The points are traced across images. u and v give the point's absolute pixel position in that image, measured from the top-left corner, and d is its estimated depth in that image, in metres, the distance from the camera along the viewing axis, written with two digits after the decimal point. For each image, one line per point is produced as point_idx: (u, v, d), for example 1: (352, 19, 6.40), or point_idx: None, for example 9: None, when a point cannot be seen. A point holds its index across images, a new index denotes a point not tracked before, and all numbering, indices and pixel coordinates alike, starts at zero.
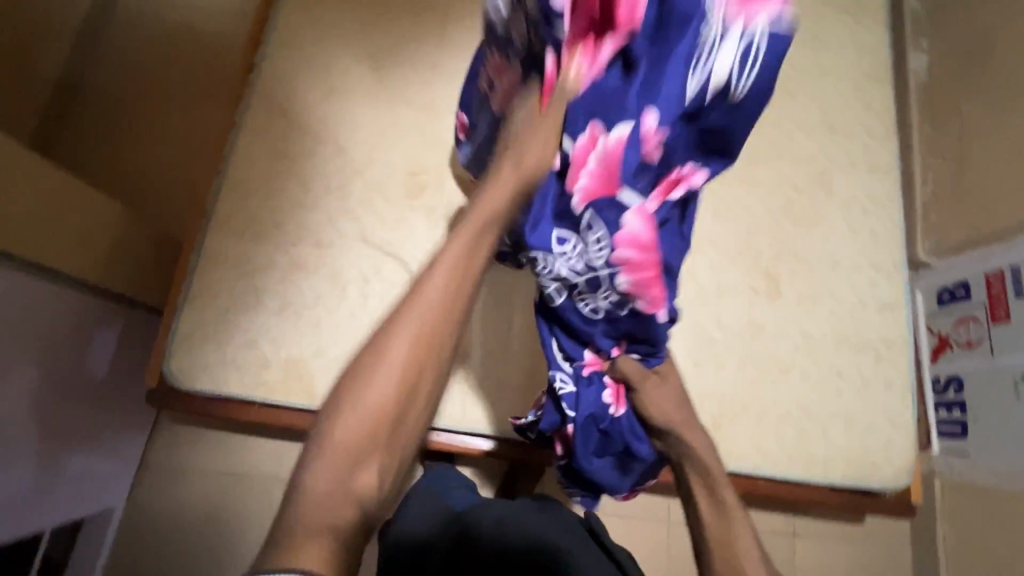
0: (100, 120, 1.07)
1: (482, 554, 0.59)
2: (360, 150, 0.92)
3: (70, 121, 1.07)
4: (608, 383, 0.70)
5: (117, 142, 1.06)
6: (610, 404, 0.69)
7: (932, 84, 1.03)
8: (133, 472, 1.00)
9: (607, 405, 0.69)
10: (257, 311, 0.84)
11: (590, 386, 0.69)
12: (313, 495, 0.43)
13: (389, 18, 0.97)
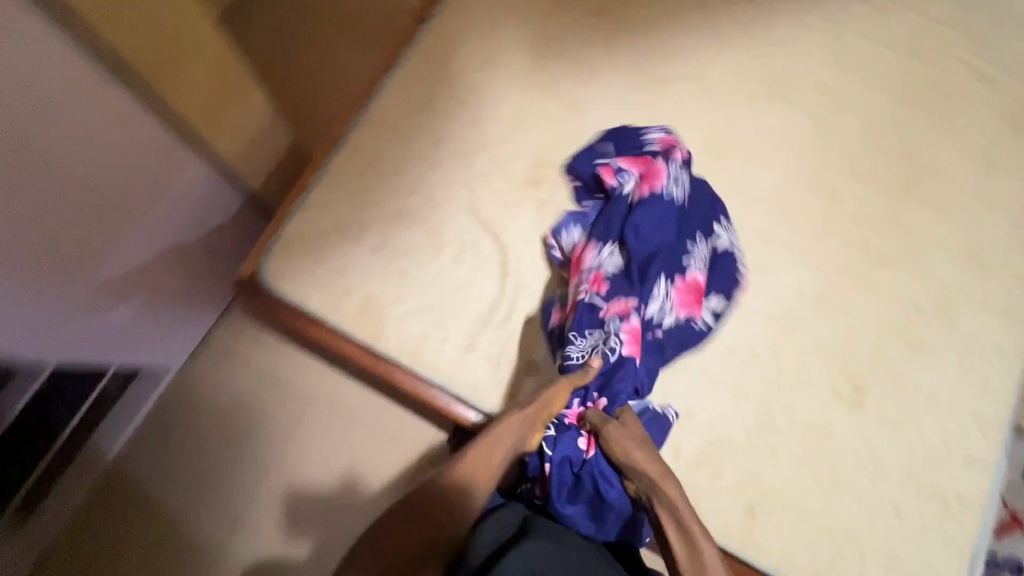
0: (278, 24, 1.15)
1: None
2: (496, 126, 0.93)
3: (255, 18, 1.16)
4: (584, 433, 0.70)
5: (286, 48, 1.13)
6: (585, 450, 0.69)
7: None
8: (195, 343, 1.08)
9: (581, 450, 0.69)
10: (354, 240, 0.87)
11: (567, 432, 0.70)
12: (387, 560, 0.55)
13: (566, 15, 0.99)
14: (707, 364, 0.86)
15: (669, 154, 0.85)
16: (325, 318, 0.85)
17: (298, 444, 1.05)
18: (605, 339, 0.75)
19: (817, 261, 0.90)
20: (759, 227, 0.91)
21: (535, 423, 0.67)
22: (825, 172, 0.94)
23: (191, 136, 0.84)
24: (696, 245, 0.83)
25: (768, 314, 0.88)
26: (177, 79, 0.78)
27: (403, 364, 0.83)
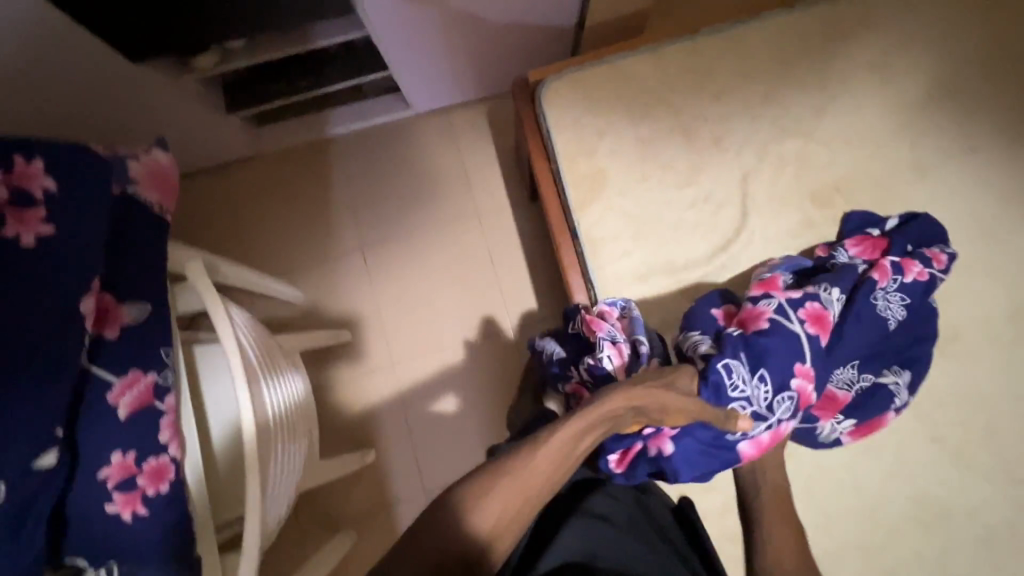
0: None
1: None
2: (830, 127, 0.84)
3: None
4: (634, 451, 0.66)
5: None
6: (621, 462, 0.66)
7: None
8: (442, 105, 1.18)
9: (620, 461, 0.66)
10: (630, 120, 0.86)
11: (626, 442, 0.65)
12: (469, 533, 0.49)
13: (997, 82, 0.83)
14: (816, 479, 0.76)
15: (906, 270, 0.74)
16: (556, 158, 0.87)
17: (445, 235, 1.15)
18: (761, 398, 0.66)
19: (1019, 499, 0.74)
20: (992, 418, 0.76)
21: (640, 415, 0.58)
22: None
23: None
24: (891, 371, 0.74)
25: (924, 499, 0.75)
26: None
27: (580, 243, 0.84)
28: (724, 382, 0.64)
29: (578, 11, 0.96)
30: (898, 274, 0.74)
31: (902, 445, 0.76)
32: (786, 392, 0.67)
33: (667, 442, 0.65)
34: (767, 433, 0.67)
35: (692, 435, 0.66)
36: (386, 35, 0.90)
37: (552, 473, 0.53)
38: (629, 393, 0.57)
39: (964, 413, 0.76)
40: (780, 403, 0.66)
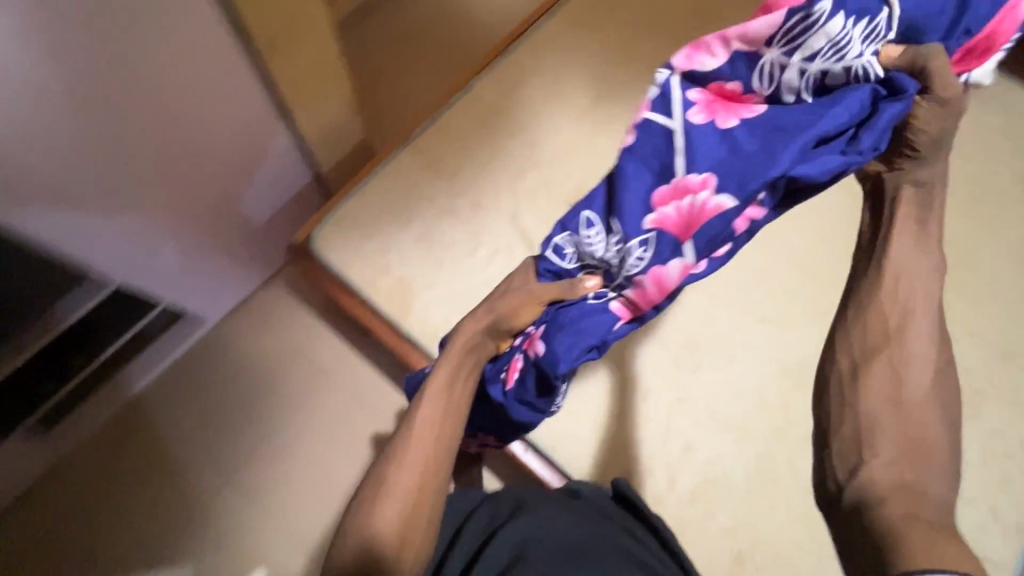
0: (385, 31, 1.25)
1: (545, 556, 0.51)
2: (549, 151, 1.02)
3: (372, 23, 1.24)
4: (513, 364, 0.66)
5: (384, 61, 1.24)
6: (503, 378, 0.67)
7: None
8: (236, 303, 1.15)
9: (501, 379, 0.67)
10: (401, 228, 0.96)
11: (506, 356, 0.68)
12: (380, 521, 0.53)
13: (629, 66, 1.09)
14: (710, 404, 0.86)
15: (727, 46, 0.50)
16: (360, 290, 0.92)
17: (309, 411, 1.09)
18: (624, 256, 0.54)
19: None
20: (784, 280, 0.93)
21: (498, 333, 0.67)
22: None
23: (282, 106, 0.89)
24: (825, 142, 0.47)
25: (787, 366, 0.88)
26: (284, 55, 0.80)
27: (423, 345, 0.89)
28: (562, 266, 0.64)
29: (310, 167, 1.05)
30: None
31: (747, 337, 0.89)
32: (637, 235, 0.53)
33: (541, 337, 0.62)
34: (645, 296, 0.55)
35: (563, 317, 0.60)
36: (135, 275, 0.89)
37: (440, 422, 0.58)
38: (474, 323, 0.67)
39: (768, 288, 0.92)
40: (636, 250, 0.53)
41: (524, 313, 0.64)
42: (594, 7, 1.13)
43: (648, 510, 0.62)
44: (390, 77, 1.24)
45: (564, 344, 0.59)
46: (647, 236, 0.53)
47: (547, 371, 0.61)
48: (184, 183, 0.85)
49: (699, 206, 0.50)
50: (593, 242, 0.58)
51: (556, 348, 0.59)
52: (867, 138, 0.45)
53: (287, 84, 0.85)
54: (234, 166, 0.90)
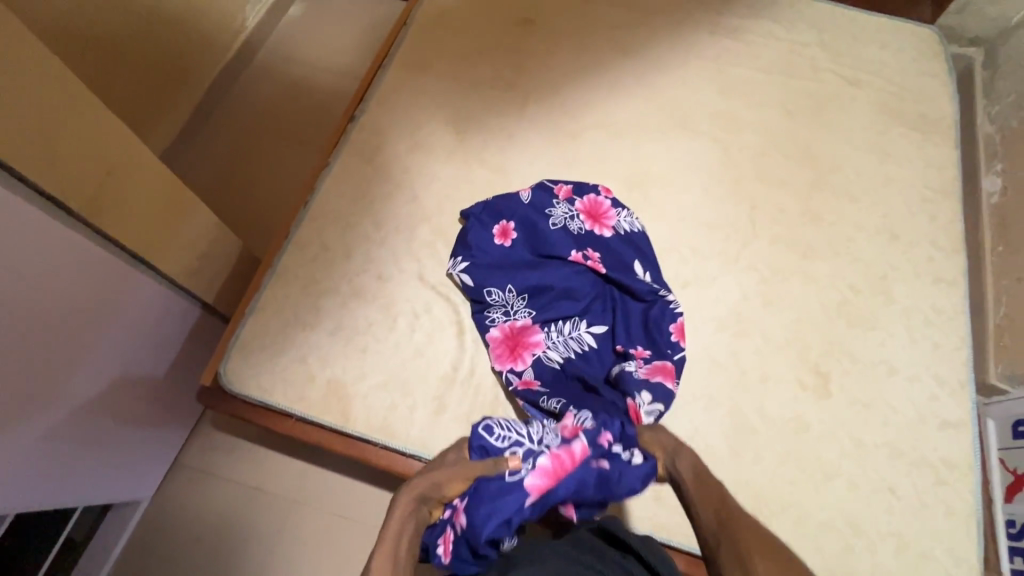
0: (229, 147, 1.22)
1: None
2: (431, 199, 1.00)
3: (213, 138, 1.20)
4: (444, 539, 0.65)
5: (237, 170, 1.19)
6: (442, 549, 0.65)
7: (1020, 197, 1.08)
8: (164, 469, 1.04)
9: (440, 549, 0.65)
10: (311, 329, 0.90)
11: (436, 528, 0.67)
12: None
13: (477, 92, 1.10)
14: None
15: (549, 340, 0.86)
16: (290, 409, 0.86)
17: (283, 551, 1.00)
18: (541, 441, 0.70)
19: (750, 264, 0.95)
20: (690, 243, 0.97)
21: (431, 501, 0.63)
22: (739, 181, 1.02)
23: (138, 259, 0.81)
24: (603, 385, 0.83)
25: (721, 320, 0.91)
26: (114, 210, 0.74)
27: (376, 440, 0.84)
28: (490, 443, 0.69)
29: (195, 303, 0.97)
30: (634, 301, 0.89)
31: None
32: (548, 432, 0.72)
33: (466, 509, 0.64)
34: (550, 474, 0.66)
35: (483, 493, 0.65)
36: (26, 494, 0.77)
37: None
38: (407, 487, 0.63)
39: (677, 255, 0.96)
40: (546, 438, 0.71)
41: (451, 489, 0.65)
42: (425, 48, 1.13)
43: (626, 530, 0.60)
44: (250, 185, 1.20)
45: (489, 510, 0.63)
46: (557, 429, 0.72)
47: (474, 537, 0.63)
48: (53, 379, 0.76)
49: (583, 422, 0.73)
50: (517, 426, 0.71)
51: (485, 514, 0.63)
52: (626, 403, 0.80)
53: (131, 239, 0.78)
54: (105, 338, 0.81)
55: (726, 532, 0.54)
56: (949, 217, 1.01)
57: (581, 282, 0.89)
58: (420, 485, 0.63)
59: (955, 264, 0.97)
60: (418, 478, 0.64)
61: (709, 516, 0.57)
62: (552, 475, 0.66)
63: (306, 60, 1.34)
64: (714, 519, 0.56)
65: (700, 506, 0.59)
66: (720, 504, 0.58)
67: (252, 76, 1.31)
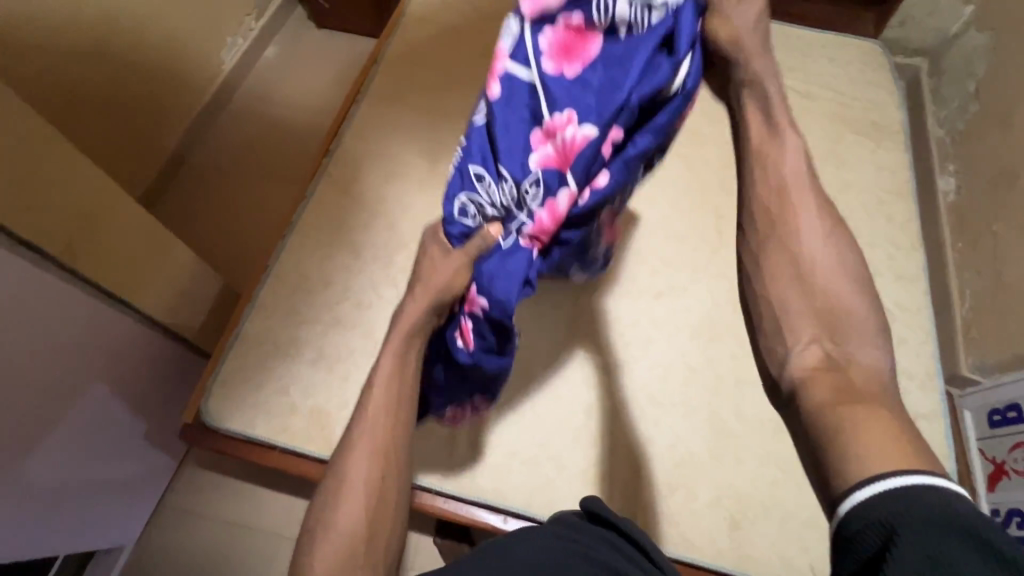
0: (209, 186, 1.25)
1: None
2: (408, 225, 1.03)
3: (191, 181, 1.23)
4: (462, 325, 0.62)
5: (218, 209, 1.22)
6: (459, 339, 0.63)
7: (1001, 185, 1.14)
8: (148, 512, 1.03)
9: (456, 339, 0.63)
10: (293, 360, 0.91)
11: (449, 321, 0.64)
12: (333, 533, 0.54)
13: (448, 121, 1.14)
14: (647, 392, 0.89)
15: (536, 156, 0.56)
16: (273, 441, 0.86)
17: None
18: (517, 194, 0.56)
19: (720, 272, 0.99)
20: (661, 254, 1.00)
21: (441, 309, 0.61)
22: (705, 193, 1.06)
23: (118, 300, 0.82)
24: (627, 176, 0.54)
25: (695, 327, 0.94)
26: (92, 254, 0.75)
27: None
28: (467, 226, 0.62)
29: (176, 341, 0.97)
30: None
31: (650, 316, 0.94)
32: (526, 175, 0.56)
33: (478, 292, 0.58)
34: (550, 216, 0.54)
35: (489, 266, 0.57)
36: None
37: (383, 422, 0.58)
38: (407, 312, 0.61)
39: (649, 266, 0.99)
40: (526, 190, 0.56)
41: (456, 279, 0.59)
42: (396, 82, 1.17)
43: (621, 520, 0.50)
44: (230, 222, 1.22)
45: (501, 276, 0.56)
46: (536, 173, 0.55)
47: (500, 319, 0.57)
48: (32, 426, 0.75)
49: (568, 140, 0.53)
50: (486, 195, 0.59)
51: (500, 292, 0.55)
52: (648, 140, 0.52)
53: (110, 279, 0.78)
54: (83, 381, 0.81)
55: (766, 248, 0.54)
56: (905, 216, 1.05)
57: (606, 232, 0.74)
58: (422, 301, 0.61)
59: (915, 260, 1.01)
60: (422, 291, 0.61)
61: (758, 243, 0.54)
62: (545, 226, 0.55)
63: (283, 99, 1.38)
64: (772, 240, 0.53)
65: (756, 232, 0.55)
66: (779, 234, 0.53)
67: (230, 117, 1.34)
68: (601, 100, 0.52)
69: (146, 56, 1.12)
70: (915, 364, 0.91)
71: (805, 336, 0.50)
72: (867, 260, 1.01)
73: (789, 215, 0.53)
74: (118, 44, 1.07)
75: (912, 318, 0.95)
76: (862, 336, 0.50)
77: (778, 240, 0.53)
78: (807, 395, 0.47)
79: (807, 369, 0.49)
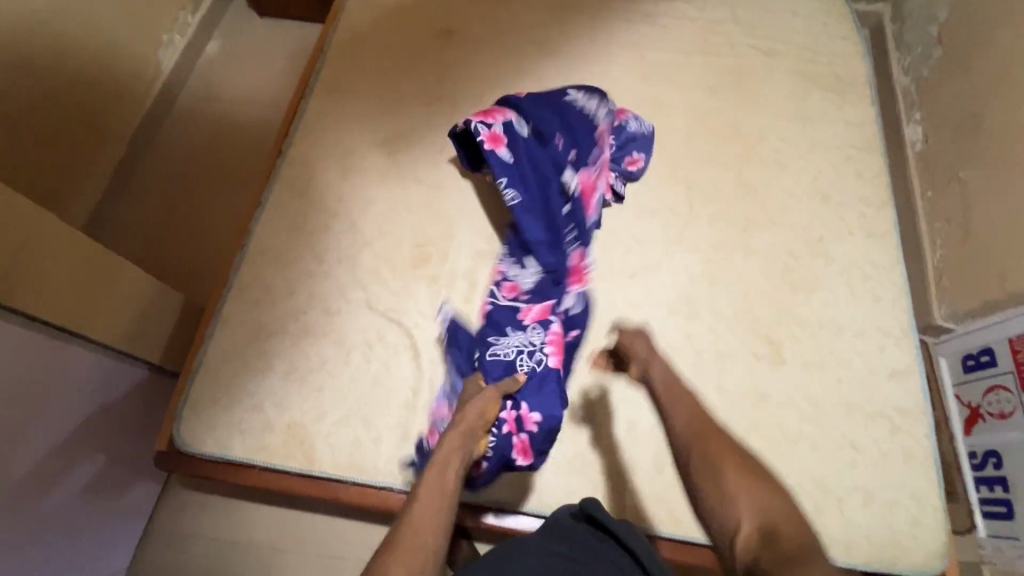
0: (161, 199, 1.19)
1: None
2: (371, 224, 0.99)
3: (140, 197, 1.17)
4: (515, 444, 0.79)
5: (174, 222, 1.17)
6: (517, 457, 0.79)
7: (967, 133, 1.13)
8: (136, 540, 1.01)
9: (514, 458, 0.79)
10: (264, 376, 0.88)
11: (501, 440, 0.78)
12: None
13: (403, 109, 1.08)
14: (627, 376, 0.88)
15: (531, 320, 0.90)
16: (253, 461, 0.84)
17: None
18: (527, 346, 0.86)
19: (692, 245, 0.97)
20: (633, 232, 0.98)
21: (476, 434, 0.67)
22: (673, 164, 1.03)
23: (68, 333, 0.78)
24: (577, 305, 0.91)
25: (671, 304, 0.93)
26: (28, 286, 0.70)
27: (345, 478, 0.83)
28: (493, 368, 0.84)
29: (140, 366, 0.94)
30: (574, 179, 0.96)
31: (625, 297, 0.93)
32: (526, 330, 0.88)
33: (529, 411, 0.80)
34: (555, 354, 0.85)
35: (526, 392, 0.81)
36: None
37: (430, 511, 0.54)
38: (459, 417, 0.67)
39: (621, 245, 0.97)
40: (529, 338, 0.87)
41: (489, 409, 0.69)
42: (345, 72, 1.11)
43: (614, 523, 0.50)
44: (189, 235, 1.17)
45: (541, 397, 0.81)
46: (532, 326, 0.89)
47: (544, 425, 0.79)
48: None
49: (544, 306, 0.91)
50: (507, 342, 0.87)
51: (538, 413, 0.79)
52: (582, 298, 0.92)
53: (55, 314, 0.74)
54: (42, 421, 0.78)
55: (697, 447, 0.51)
56: (875, 171, 1.05)
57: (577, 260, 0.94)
58: (473, 411, 0.68)
59: (885, 216, 1.01)
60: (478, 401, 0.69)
61: (696, 465, 0.51)
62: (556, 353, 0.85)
63: (229, 98, 1.30)
64: (701, 458, 0.50)
65: (673, 414, 0.56)
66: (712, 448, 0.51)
67: (175, 122, 1.27)
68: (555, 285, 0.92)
69: (67, 65, 1.05)
70: (890, 322, 0.92)
71: (740, 509, 0.46)
72: (837, 220, 1.00)
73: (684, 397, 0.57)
74: (36, 55, 1.00)
75: (885, 274, 0.96)
76: (774, 489, 0.48)
77: (711, 460, 0.50)
78: (759, 566, 0.42)
79: (749, 543, 0.44)
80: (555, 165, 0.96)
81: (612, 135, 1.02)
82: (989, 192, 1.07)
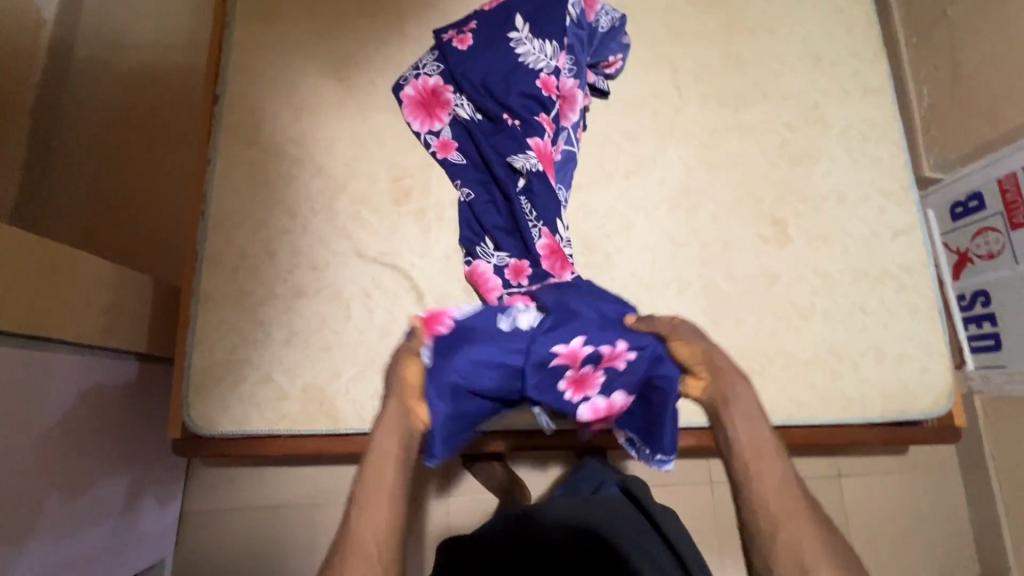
0: (92, 174, 1.06)
1: (575, 518, 0.66)
2: (338, 164, 0.89)
3: (73, 180, 1.05)
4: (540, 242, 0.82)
5: (117, 199, 1.05)
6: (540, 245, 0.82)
7: None
8: (174, 523, 1.01)
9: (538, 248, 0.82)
10: (265, 346, 0.83)
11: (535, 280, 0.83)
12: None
13: (345, 25, 0.94)
14: (637, 280, 0.85)
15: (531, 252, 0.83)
16: (276, 431, 0.81)
17: (324, 550, 1.02)
18: (523, 240, 0.83)
19: (686, 132, 0.91)
20: (623, 129, 0.91)
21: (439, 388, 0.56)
22: (655, 46, 0.94)
23: (42, 339, 0.70)
24: (562, 221, 0.85)
25: (671, 199, 0.89)
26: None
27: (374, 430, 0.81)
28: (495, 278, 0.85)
29: (125, 358, 0.88)
30: (538, 71, 0.85)
31: (624, 198, 0.88)
32: (529, 241, 0.82)
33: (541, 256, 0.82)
34: (550, 244, 0.82)
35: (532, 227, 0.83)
36: None
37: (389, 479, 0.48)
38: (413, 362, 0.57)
39: (613, 145, 0.90)
40: (525, 237, 0.83)
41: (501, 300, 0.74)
42: None
43: (649, 504, 0.72)
44: (135, 209, 1.05)
45: (539, 232, 0.82)
46: (538, 240, 0.82)
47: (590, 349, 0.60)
48: (17, 499, 0.67)
49: (551, 239, 0.83)
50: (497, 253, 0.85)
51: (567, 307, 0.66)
52: (565, 195, 0.87)
53: (25, 321, 0.66)
54: (49, 433, 0.73)
55: (771, 509, 0.46)
56: (866, 22, 0.98)
57: (546, 180, 0.83)
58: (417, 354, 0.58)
59: (879, 69, 0.96)
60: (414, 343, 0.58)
61: (759, 513, 0.46)
62: (552, 250, 0.82)
63: (135, 42, 1.12)
64: (770, 511, 0.46)
65: (749, 482, 0.48)
66: (782, 510, 0.45)
67: (79, 80, 1.09)
68: (543, 200, 0.83)
69: None
70: (890, 181, 0.91)
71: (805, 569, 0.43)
72: (830, 82, 0.94)
73: (764, 455, 0.49)
74: None
75: (881, 132, 0.93)
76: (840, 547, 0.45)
77: (777, 518, 0.45)
78: None
79: None
80: (517, 64, 0.85)
81: (583, 30, 0.89)
82: (980, 26, 1.02)
